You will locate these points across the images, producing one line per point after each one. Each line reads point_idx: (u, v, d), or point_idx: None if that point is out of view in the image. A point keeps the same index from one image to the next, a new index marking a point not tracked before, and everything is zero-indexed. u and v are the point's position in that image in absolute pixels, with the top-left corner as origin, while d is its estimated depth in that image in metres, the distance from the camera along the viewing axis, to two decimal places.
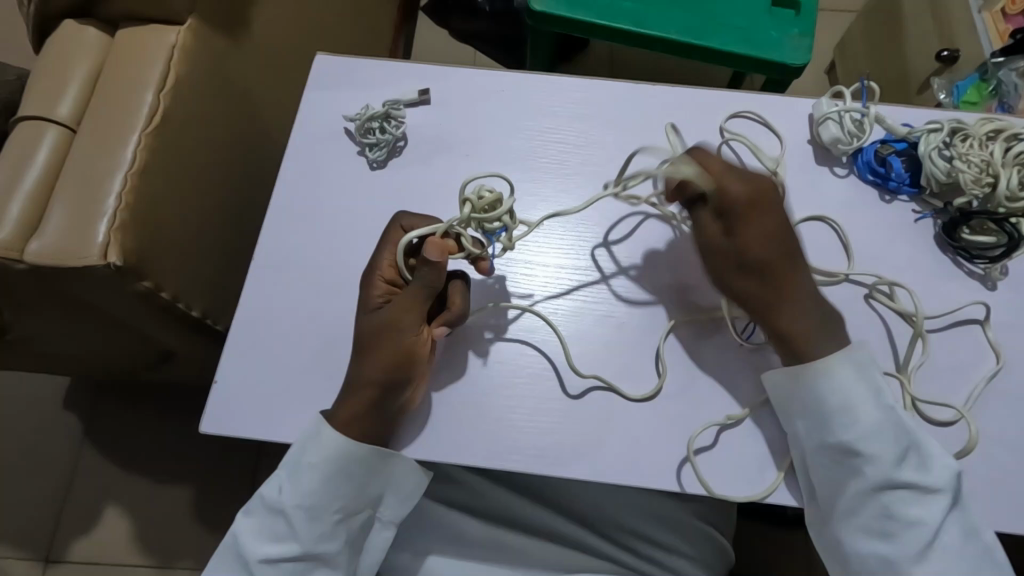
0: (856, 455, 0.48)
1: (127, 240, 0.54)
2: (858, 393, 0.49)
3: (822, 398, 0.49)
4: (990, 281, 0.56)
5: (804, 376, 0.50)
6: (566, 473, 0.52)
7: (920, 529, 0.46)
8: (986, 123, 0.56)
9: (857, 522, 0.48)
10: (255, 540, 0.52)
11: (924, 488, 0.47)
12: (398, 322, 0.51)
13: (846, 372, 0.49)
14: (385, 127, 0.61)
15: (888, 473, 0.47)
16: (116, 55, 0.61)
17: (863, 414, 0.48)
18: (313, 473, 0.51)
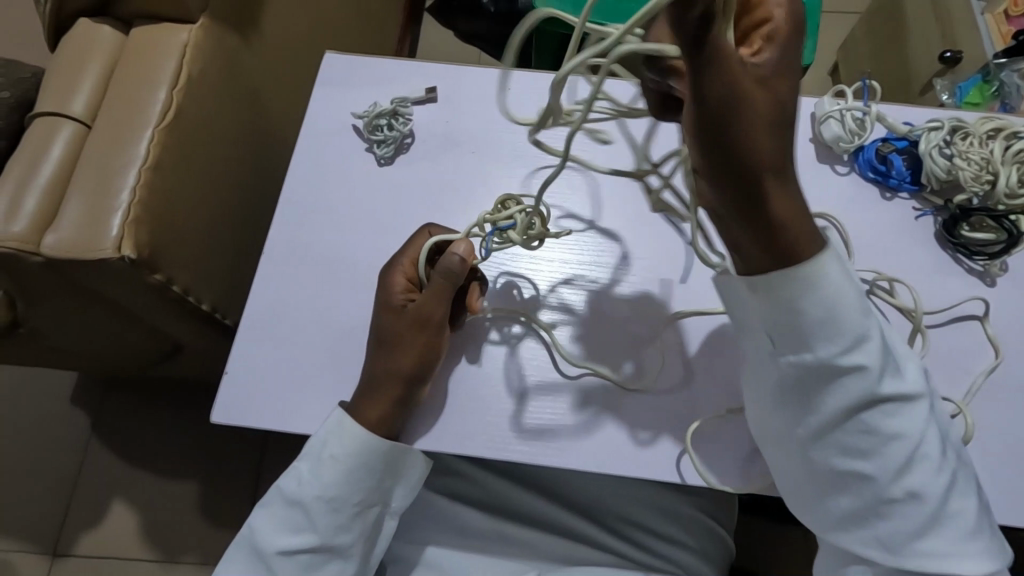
0: (840, 371, 0.42)
1: (141, 233, 0.55)
2: (843, 292, 0.41)
3: (806, 304, 0.41)
4: (989, 277, 0.56)
5: (783, 278, 0.41)
6: (569, 464, 0.53)
7: (902, 442, 0.43)
8: (987, 121, 0.57)
9: (838, 442, 0.43)
10: (272, 532, 0.53)
11: (902, 399, 0.43)
12: (427, 319, 0.53)
13: (831, 268, 0.41)
14: (393, 124, 0.62)
15: (874, 387, 0.42)
16: (130, 53, 0.62)
17: (849, 321, 0.41)
18: (332, 466, 0.52)
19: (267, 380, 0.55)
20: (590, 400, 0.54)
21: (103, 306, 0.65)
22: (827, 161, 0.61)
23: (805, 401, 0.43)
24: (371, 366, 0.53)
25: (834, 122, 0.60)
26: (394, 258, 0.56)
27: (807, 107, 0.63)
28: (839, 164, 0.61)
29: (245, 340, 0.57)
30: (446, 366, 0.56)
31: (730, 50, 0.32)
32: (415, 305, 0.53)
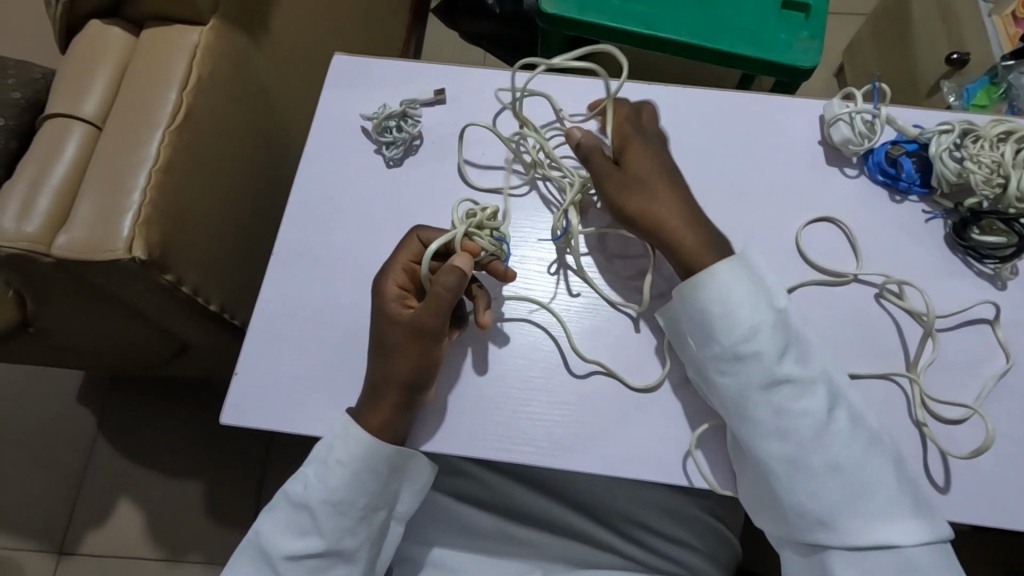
0: (740, 358, 0.49)
1: (151, 234, 0.56)
2: (737, 290, 0.49)
3: (705, 302, 0.50)
4: (999, 280, 0.56)
5: (688, 284, 0.51)
6: (578, 465, 0.53)
7: (811, 421, 0.47)
8: (998, 124, 0.57)
9: (756, 427, 0.48)
10: (278, 535, 0.53)
11: (804, 382, 0.48)
12: (422, 328, 0.52)
13: (725, 269, 0.50)
14: (402, 125, 0.62)
15: (773, 369, 0.48)
16: (141, 54, 0.62)
17: (743, 315, 0.49)
18: (339, 469, 0.53)
19: (277, 380, 0.56)
20: (599, 402, 0.54)
21: (113, 306, 0.65)
22: (836, 163, 0.61)
23: (722, 389, 0.49)
24: (375, 370, 0.53)
25: (844, 123, 0.59)
26: (386, 266, 0.55)
27: (817, 109, 0.63)
28: (848, 167, 0.61)
29: (255, 340, 0.57)
30: (455, 367, 0.56)
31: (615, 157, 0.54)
32: (411, 315, 0.52)
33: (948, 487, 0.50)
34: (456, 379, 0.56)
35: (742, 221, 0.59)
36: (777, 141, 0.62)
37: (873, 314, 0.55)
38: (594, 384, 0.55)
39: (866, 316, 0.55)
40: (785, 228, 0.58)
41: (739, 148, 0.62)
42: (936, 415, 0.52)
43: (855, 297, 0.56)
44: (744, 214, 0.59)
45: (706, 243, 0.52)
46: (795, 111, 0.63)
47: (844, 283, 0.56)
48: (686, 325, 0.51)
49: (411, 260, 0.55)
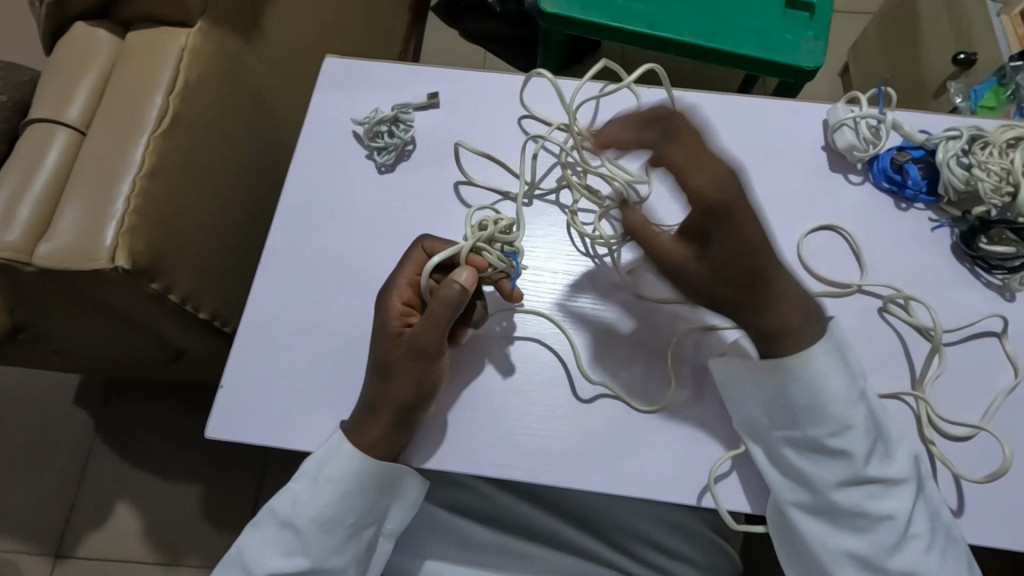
0: (824, 452, 0.46)
1: (136, 243, 0.54)
2: (832, 383, 0.46)
3: (791, 393, 0.47)
4: (1008, 291, 0.54)
5: (771, 369, 0.47)
6: (574, 482, 0.51)
7: (892, 523, 0.45)
8: (1007, 130, 0.55)
9: (832, 521, 0.47)
10: (263, 554, 0.52)
11: (891, 482, 0.46)
12: (420, 347, 0.50)
13: (823, 357, 0.46)
14: (394, 130, 0.60)
15: (858, 469, 0.46)
16: (128, 57, 0.61)
17: (837, 410, 0.46)
18: (325, 487, 0.51)
19: (265, 392, 0.54)
20: (595, 416, 0.53)
21: (102, 315, 0.64)
22: (841, 170, 0.59)
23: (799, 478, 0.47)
24: (370, 390, 0.51)
25: (847, 129, 0.58)
26: (392, 279, 0.53)
27: (821, 113, 0.61)
28: (853, 173, 0.59)
29: (243, 351, 0.55)
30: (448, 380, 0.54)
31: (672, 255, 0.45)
32: (410, 333, 0.50)
33: (964, 510, 0.48)
34: (448, 392, 0.54)
35: None
36: (780, 147, 0.60)
37: (877, 328, 0.53)
38: (590, 398, 0.53)
39: (870, 329, 0.53)
40: (788, 237, 0.57)
41: (740, 155, 0.60)
42: (942, 433, 0.50)
43: (859, 309, 0.54)
44: None
45: (806, 317, 0.46)
46: (799, 116, 0.61)
47: (848, 294, 0.54)
48: (759, 406, 0.49)
49: (415, 273, 0.53)
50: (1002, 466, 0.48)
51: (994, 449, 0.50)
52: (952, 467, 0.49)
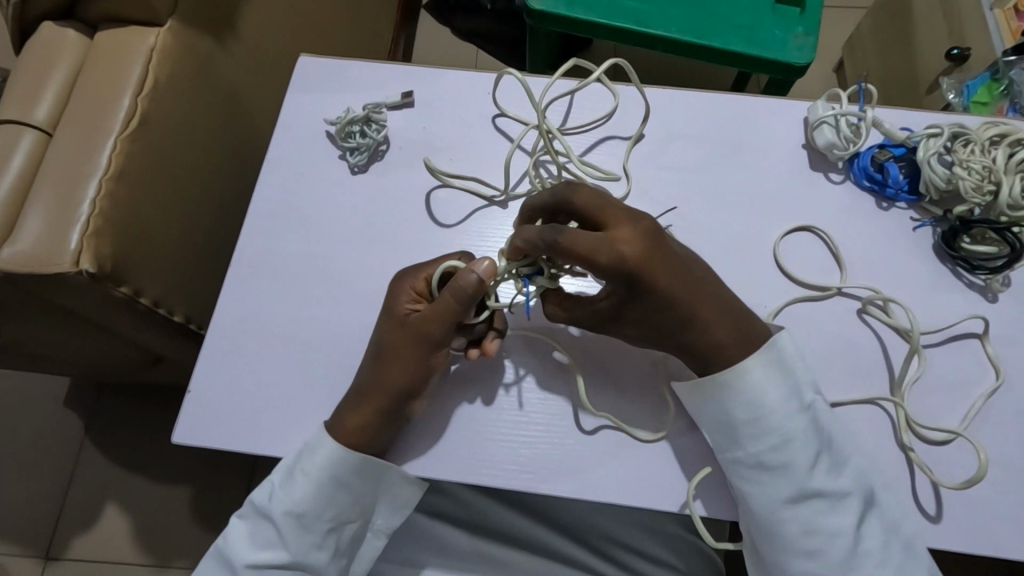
0: (768, 468, 0.46)
1: (101, 246, 0.54)
2: (767, 395, 0.47)
3: (730, 410, 0.47)
4: (990, 292, 0.53)
5: (709, 388, 0.47)
6: (546, 488, 0.51)
7: (844, 538, 0.44)
8: (991, 127, 0.54)
9: (784, 542, 0.46)
10: (241, 545, 0.51)
11: (837, 494, 0.45)
12: (428, 333, 0.49)
13: (756, 372, 0.47)
14: (366, 130, 0.59)
15: (802, 482, 0.45)
16: (96, 58, 0.60)
17: (773, 423, 0.46)
18: (303, 479, 0.50)
19: (234, 398, 0.54)
20: (567, 421, 0.52)
21: (75, 320, 0.64)
22: (821, 168, 0.58)
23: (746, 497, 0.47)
24: (362, 382, 0.50)
25: (828, 127, 0.57)
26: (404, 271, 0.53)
27: (801, 112, 0.60)
28: (833, 172, 0.58)
29: (212, 355, 0.55)
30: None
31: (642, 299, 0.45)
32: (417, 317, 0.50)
33: (942, 517, 0.47)
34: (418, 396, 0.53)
35: (722, 231, 0.56)
36: (759, 146, 0.59)
37: (854, 331, 0.52)
38: (562, 404, 0.53)
39: (848, 333, 0.52)
40: (766, 238, 0.56)
41: (718, 154, 0.59)
42: (920, 437, 0.49)
43: (837, 312, 0.53)
44: (723, 223, 0.57)
45: (737, 331, 0.47)
46: (779, 115, 0.60)
47: (826, 297, 0.53)
48: (701, 426, 0.49)
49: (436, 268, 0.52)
50: (982, 473, 0.47)
51: (971, 453, 0.49)
52: (931, 474, 0.47)
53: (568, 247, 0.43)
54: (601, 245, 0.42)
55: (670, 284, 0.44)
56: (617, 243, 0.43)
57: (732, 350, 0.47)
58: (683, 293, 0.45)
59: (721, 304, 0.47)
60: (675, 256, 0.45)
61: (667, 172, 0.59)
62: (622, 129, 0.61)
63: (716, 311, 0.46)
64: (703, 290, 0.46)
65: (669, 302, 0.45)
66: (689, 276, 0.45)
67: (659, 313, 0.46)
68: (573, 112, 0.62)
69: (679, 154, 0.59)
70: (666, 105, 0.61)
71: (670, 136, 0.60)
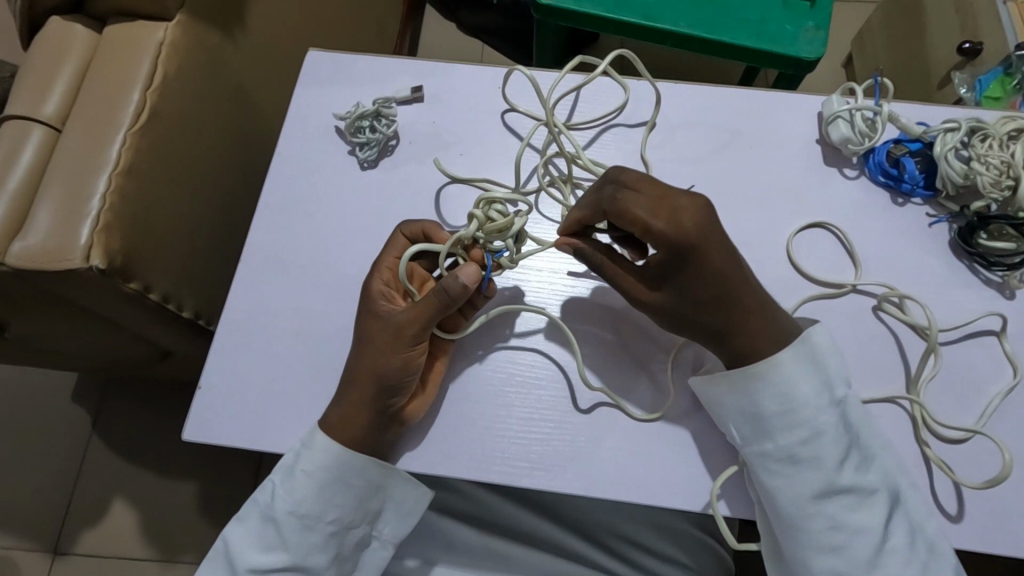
0: (796, 461, 0.46)
1: (111, 242, 0.53)
2: (799, 388, 0.46)
3: (761, 401, 0.47)
4: (1008, 289, 0.53)
5: (739, 378, 0.47)
6: (557, 485, 0.50)
7: (869, 536, 0.44)
8: (1008, 122, 0.53)
9: (808, 538, 0.45)
10: (242, 547, 0.50)
11: (865, 491, 0.45)
12: (403, 331, 0.49)
13: (791, 364, 0.46)
14: (375, 125, 0.59)
15: (831, 477, 0.45)
16: (106, 50, 0.60)
17: (805, 415, 0.46)
18: (304, 480, 0.50)
19: (244, 393, 0.53)
20: (580, 418, 0.52)
21: (86, 316, 0.64)
22: (835, 164, 0.58)
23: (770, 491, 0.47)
24: (360, 365, 0.50)
25: (843, 121, 0.56)
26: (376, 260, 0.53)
27: (815, 107, 0.60)
28: (848, 167, 0.57)
29: (223, 350, 0.54)
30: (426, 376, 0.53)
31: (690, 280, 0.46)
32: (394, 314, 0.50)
33: (962, 517, 0.47)
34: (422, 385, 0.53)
35: (734, 227, 0.56)
36: (773, 141, 0.59)
37: (870, 328, 0.52)
38: (571, 402, 0.53)
39: (864, 330, 0.52)
40: (779, 234, 0.55)
41: (731, 149, 0.59)
42: (937, 434, 0.49)
43: (852, 309, 0.53)
44: (736, 219, 0.56)
45: (771, 317, 0.47)
46: (792, 109, 0.60)
47: (842, 294, 0.53)
48: (729, 417, 0.48)
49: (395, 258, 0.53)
50: (1007, 477, 0.46)
51: (991, 450, 0.48)
52: (951, 474, 0.47)
53: (624, 209, 0.45)
54: (661, 209, 0.44)
55: (713, 262, 0.45)
56: (675, 212, 0.44)
57: (769, 341, 0.47)
58: (720, 271, 0.45)
59: (756, 294, 0.47)
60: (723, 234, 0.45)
61: (678, 167, 0.58)
62: (634, 125, 0.60)
63: (752, 300, 0.46)
64: (743, 280, 0.46)
65: (709, 279, 0.45)
66: (730, 264, 0.45)
67: (697, 288, 0.46)
68: (582, 106, 0.61)
69: (691, 149, 0.59)
70: (678, 99, 0.61)
71: (682, 131, 0.59)
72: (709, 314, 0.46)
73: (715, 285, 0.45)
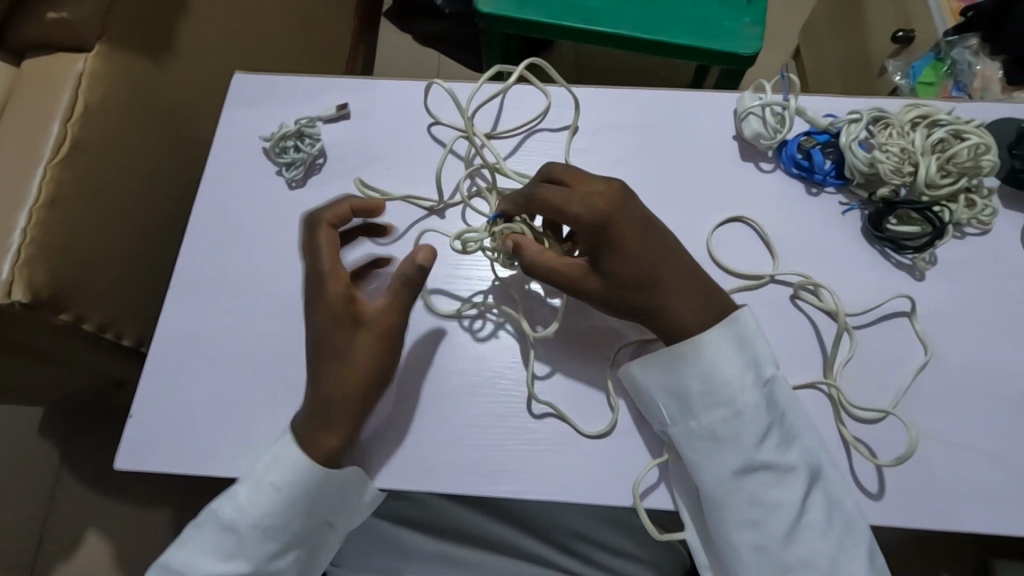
0: (719, 440, 0.47)
1: (34, 275, 0.53)
2: (721, 368, 0.47)
3: (683, 380, 0.48)
4: (918, 271, 0.55)
5: (666, 356, 0.48)
6: (491, 489, 0.50)
7: (786, 511, 0.45)
8: (911, 109, 0.55)
9: (727, 516, 0.46)
10: (201, 557, 0.48)
11: (783, 468, 0.46)
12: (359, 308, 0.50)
13: (712, 342, 0.47)
14: (299, 145, 0.60)
15: (750, 454, 0.46)
16: (23, 85, 0.60)
17: (725, 395, 0.47)
18: (273, 492, 0.48)
19: (176, 418, 0.53)
20: (512, 421, 0.52)
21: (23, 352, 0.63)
22: (751, 159, 0.59)
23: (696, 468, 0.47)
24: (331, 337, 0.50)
25: (754, 118, 0.58)
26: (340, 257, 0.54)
27: (730, 104, 0.61)
28: (763, 161, 0.59)
29: (154, 376, 0.55)
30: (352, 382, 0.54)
31: (610, 265, 0.48)
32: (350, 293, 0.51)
33: (882, 495, 0.48)
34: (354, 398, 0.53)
35: None
36: (690, 139, 0.60)
37: (789, 318, 0.53)
38: (504, 407, 0.53)
39: (782, 320, 0.53)
40: (698, 230, 0.57)
41: (652, 150, 0.60)
42: (854, 417, 0.50)
43: (771, 299, 0.54)
44: (658, 217, 0.58)
45: (704, 289, 0.49)
46: (708, 107, 0.61)
47: (760, 286, 0.54)
48: (657, 398, 0.49)
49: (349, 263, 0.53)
50: (914, 453, 0.48)
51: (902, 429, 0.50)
52: (870, 457, 0.48)
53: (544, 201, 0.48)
54: (572, 199, 0.48)
55: (633, 248, 0.47)
56: (587, 198, 0.48)
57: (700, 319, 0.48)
58: (643, 257, 0.47)
59: (686, 272, 0.49)
60: (639, 221, 0.48)
61: (600, 170, 0.60)
62: (557, 130, 0.61)
63: (679, 277, 0.48)
64: (671, 257, 0.48)
65: (630, 263, 0.47)
66: (651, 242, 0.48)
67: (624, 270, 0.47)
68: (506, 114, 0.62)
69: (613, 152, 0.60)
70: (600, 103, 0.62)
71: (604, 135, 0.61)
72: (637, 289, 0.48)
73: (638, 263, 0.47)
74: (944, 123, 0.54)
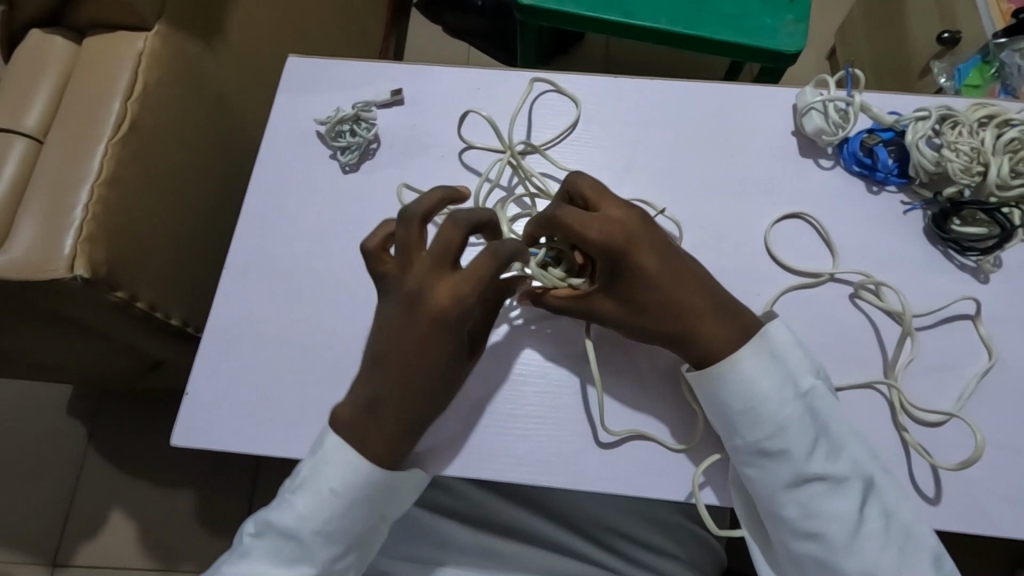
0: (767, 454, 0.46)
1: (94, 251, 0.54)
2: (761, 383, 0.46)
3: (725, 399, 0.47)
4: (982, 273, 0.54)
5: (706, 378, 0.47)
6: (544, 480, 0.50)
7: (842, 522, 0.44)
8: (979, 109, 0.54)
9: (784, 525, 0.46)
10: (263, 567, 0.47)
11: (836, 480, 0.45)
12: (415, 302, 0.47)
13: (751, 361, 0.46)
14: (355, 129, 0.60)
15: (800, 467, 0.45)
16: (84, 63, 0.61)
17: (768, 411, 0.46)
18: (332, 497, 0.47)
19: (230, 398, 0.54)
20: (566, 412, 0.52)
21: (75, 330, 0.64)
22: (810, 155, 0.58)
23: (748, 482, 0.47)
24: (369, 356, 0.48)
25: (816, 113, 0.57)
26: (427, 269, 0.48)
27: (789, 99, 0.60)
28: (823, 158, 0.58)
29: (208, 357, 0.55)
30: None
31: (626, 298, 0.48)
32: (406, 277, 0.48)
33: (940, 499, 0.48)
34: None
35: (714, 220, 0.57)
36: (749, 134, 0.59)
37: (848, 317, 0.53)
38: (555, 398, 0.52)
39: (842, 320, 0.53)
40: (756, 226, 0.56)
41: (710, 143, 0.59)
42: (915, 419, 0.49)
43: (830, 296, 0.53)
44: (714, 212, 0.57)
45: (725, 311, 0.48)
46: (766, 101, 0.60)
47: (819, 283, 0.54)
48: (706, 414, 0.49)
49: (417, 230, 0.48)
50: (981, 457, 0.47)
51: (967, 434, 0.49)
52: (928, 458, 0.48)
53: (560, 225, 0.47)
54: (591, 222, 0.46)
55: (649, 277, 0.47)
56: (601, 223, 0.46)
57: (724, 348, 0.47)
58: (665, 280, 0.47)
59: (707, 295, 0.48)
60: (658, 246, 0.47)
61: (656, 163, 0.59)
62: (611, 122, 0.61)
63: (702, 300, 0.47)
64: (691, 285, 0.48)
65: (645, 296, 0.47)
66: (667, 275, 0.47)
67: (642, 299, 0.48)
68: (558, 103, 0.62)
69: (670, 144, 0.59)
70: (654, 95, 0.61)
71: (661, 127, 0.60)
72: (657, 320, 0.48)
73: (653, 295, 0.47)
74: (1016, 123, 0.53)
